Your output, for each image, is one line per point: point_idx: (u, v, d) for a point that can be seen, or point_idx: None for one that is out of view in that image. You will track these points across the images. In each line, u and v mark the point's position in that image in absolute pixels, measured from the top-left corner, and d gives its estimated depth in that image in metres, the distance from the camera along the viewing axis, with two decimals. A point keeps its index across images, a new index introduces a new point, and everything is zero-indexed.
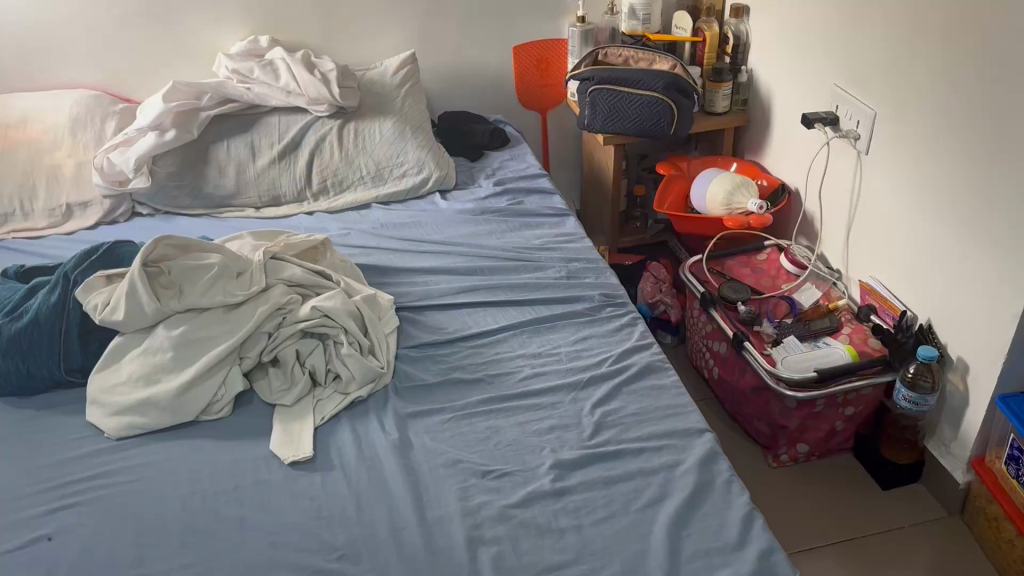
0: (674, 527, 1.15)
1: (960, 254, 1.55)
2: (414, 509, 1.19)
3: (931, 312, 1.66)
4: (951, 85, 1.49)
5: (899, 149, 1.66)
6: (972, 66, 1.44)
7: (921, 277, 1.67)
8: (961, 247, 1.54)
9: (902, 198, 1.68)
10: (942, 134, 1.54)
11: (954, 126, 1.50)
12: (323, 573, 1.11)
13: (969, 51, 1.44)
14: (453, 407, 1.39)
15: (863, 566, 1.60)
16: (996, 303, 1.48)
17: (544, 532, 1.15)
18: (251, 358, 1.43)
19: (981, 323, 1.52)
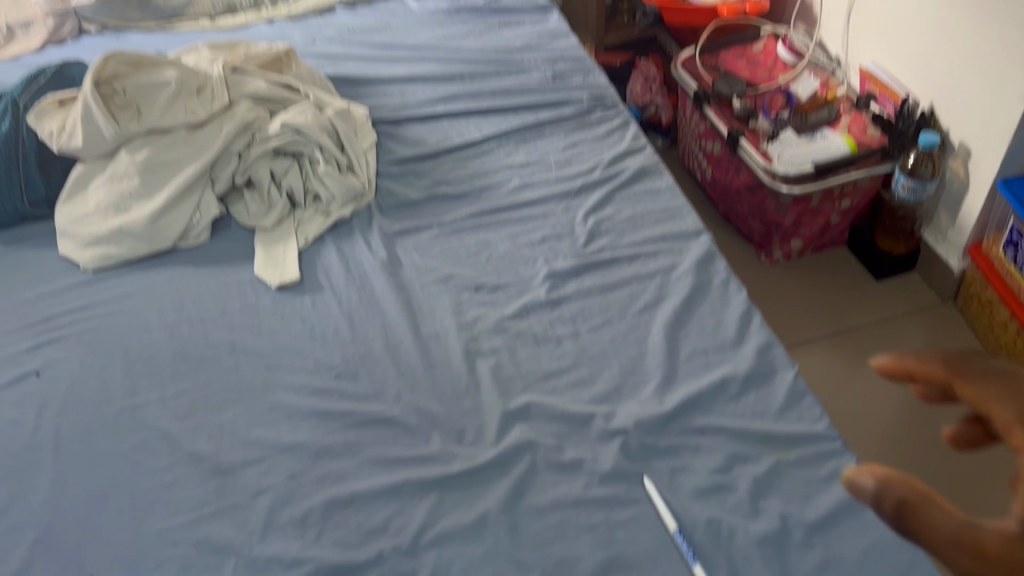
0: (672, 329, 1.14)
1: (970, 30, 1.44)
2: (408, 325, 1.17)
3: (936, 97, 1.58)
4: None
5: None
6: None
7: (929, 60, 1.57)
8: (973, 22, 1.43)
9: None
10: None
11: None
12: (322, 392, 1.11)
13: None
14: (441, 222, 1.34)
15: (859, 355, 1.64)
16: (1005, 80, 1.39)
17: (541, 341, 1.14)
18: (224, 181, 1.36)
19: (987, 103, 1.45)
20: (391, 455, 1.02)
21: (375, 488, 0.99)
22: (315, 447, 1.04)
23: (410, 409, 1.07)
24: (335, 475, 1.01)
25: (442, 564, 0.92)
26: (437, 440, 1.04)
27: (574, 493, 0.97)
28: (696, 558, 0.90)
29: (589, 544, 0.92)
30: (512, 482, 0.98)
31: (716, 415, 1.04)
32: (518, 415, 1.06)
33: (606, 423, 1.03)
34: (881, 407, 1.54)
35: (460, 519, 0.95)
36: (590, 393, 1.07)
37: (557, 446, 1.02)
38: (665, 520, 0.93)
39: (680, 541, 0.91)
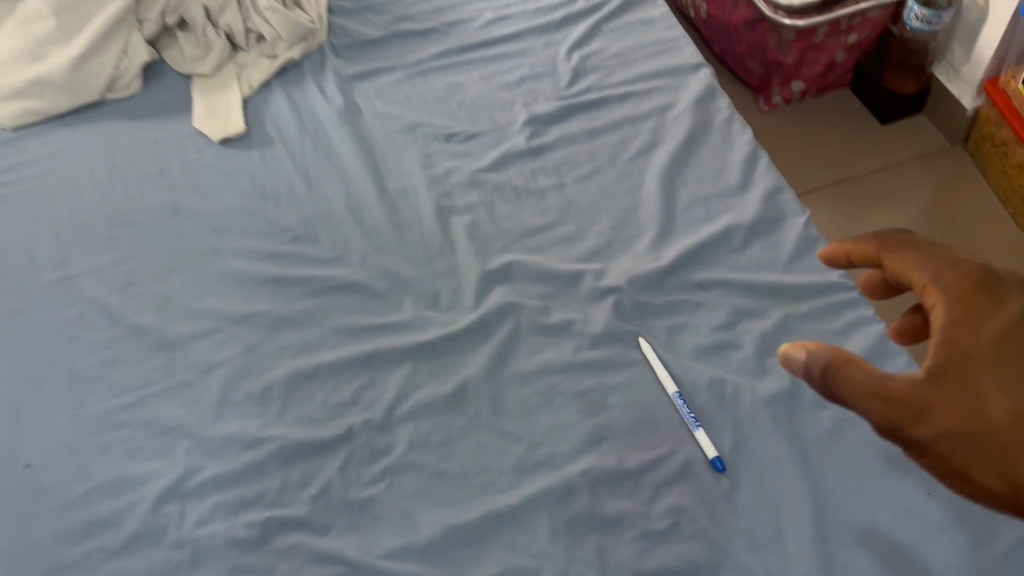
0: (668, 176, 1.02)
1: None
2: (372, 181, 1.04)
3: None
4: None
5: None
6: None
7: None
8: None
9: None
10: None
11: None
12: (277, 257, 0.99)
13: None
14: (405, 64, 1.18)
15: (862, 205, 1.55)
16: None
17: (522, 194, 1.02)
18: (153, 21, 1.19)
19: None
20: (359, 323, 0.92)
21: (342, 359, 0.89)
22: (273, 318, 0.93)
23: (378, 272, 0.96)
24: (298, 347, 0.91)
25: (418, 438, 0.83)
26: (409, 306, 0.93)
27: (563, 358, 0.88)
28: (698, 421, 0.82)
29: (580, 412, 0.84)
30: (493, 348, 0.89)
31: (718, 269, 0.93)
32: (499, 277, 0.95)
33: (596, 281, 0.93)
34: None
35: (437, 390, 0.86)
36: (578, 250, 0.96)
37: (542, 308, 0.92)
38: (662, 381, 0.85)
39: (681, 404, 0.83)
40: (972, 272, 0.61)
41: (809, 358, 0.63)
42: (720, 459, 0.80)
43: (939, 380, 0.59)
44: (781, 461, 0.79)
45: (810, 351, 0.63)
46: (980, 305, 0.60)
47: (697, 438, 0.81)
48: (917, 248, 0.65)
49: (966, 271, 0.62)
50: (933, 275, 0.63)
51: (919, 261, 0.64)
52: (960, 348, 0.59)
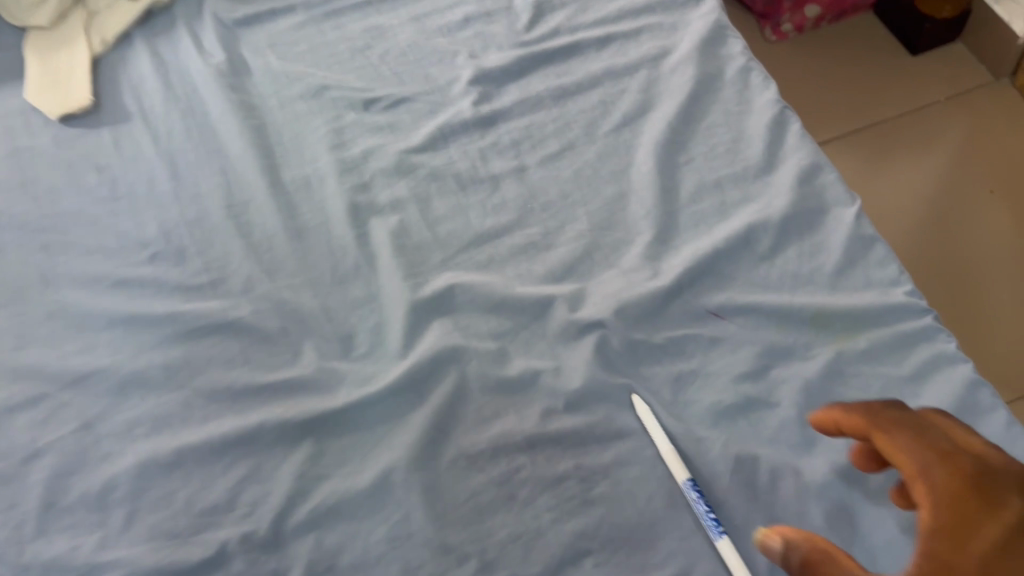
0: (667, 153, 0.74)
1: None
2: (260, 169, 0.76)
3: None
4: None
5: None
6: None
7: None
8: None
9: None
10: None
11: None
12: (131, 285, 0.72)
13: None
14: (309, 3, 0.88)
15: (889, 154, 1.27)
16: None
17: (468, 184, 0.74)
18: None
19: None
20: (238, 384, 0.65)
21: (216, 441, 0.63)
22: (121, 376, 0.67)
23: (266, 304, 0.69)
24: (156, 421, 0.65)
25: (321, 559, 0.58)
26: (311, 354, 0.66)
27: (526, 429, 0.62)
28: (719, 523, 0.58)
29: (551, 512, 0.59)
30: (428, 418, 0.63)
31: (740, 288, 0.67)
32: (436, 307, 0.69)
33: (570, 314, 0.67)
34: (910, 219, 1.20)
35: (348, 484, 0.61)
36: (546, 267, 0.70)
37: (498, 354, 0.66)
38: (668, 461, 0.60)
39: (695, 499, 0.58)
40: (974, 473, 0.48)
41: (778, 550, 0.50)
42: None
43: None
44: None
45: (787, 540, 0.50)
46: (974, 515, 0.46)
47: (721, 550, 0.57)
48: (917, 431, 0.51)
49: (964, 469, 0.48)
50: (924, 471, 0.49)
51: (914, 450, 0.50)
52: (941, 560, 0.45)
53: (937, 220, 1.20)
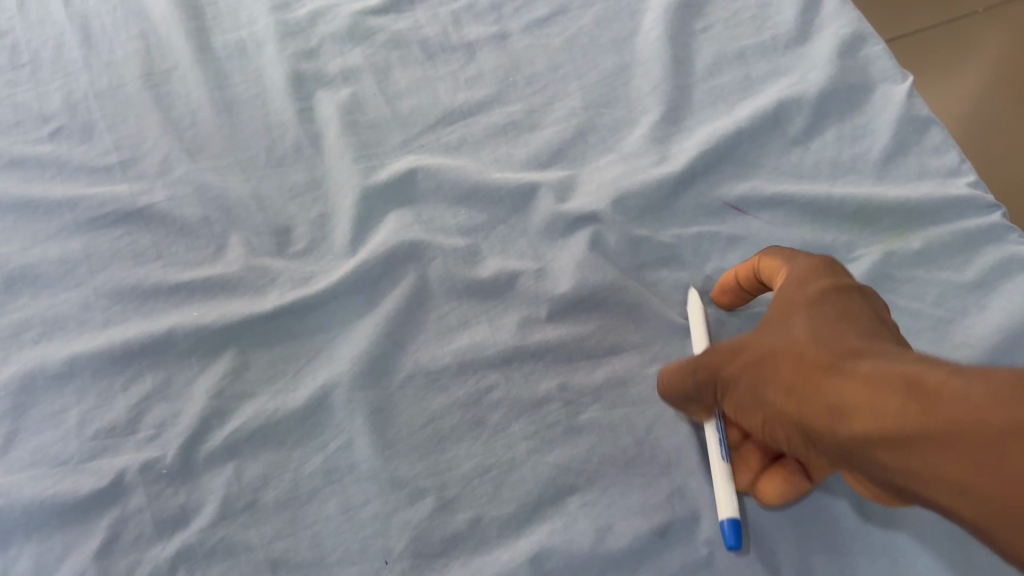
0: (680, 19, 0.61)
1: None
2: (187, 33, 0.63)
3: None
4: None
5: None
6: None
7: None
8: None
9: None
10: None
11: None
12: (23, 165, 0.59)
13: None
14: None
15: (933, 64, 1.13)
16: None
17: (436, 53, 0.61)
18: None
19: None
20: (149, 282, 0.53)
21: (117, 348, 0.51)
22: (8, 271, 0.54)
23: (186, 188, 0.56)
24: (47, 325, 0.53)
25: (241, 495, 0.47)
26: (238, 249, 0.54)
27: (500, 342, 0.50)
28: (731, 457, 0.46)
29: (528, 441, 0.47)
30: (379, 325, 0.51)
31: (765, 177, 0.55)
32: (394, 196, 0.56)
33: (557, 205, 0.54)
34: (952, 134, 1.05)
35: (278, 404, 0.49)
36: (529, 151, 0.57)
37: (468, 252, 0.54)
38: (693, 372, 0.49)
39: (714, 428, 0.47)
40: (832, 265, 0.43)
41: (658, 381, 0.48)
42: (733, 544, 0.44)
43: (766, 325, 0.39)
44: (895, 527, 0.44)
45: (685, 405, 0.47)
46: (822, 278, 0.41)
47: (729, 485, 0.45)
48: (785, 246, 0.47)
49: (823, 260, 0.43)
50: (786, 265, 0.44)
51: (780, 255, 0.45)
52: (785, 299, 0.40)
53: (993, 132, 1.05)
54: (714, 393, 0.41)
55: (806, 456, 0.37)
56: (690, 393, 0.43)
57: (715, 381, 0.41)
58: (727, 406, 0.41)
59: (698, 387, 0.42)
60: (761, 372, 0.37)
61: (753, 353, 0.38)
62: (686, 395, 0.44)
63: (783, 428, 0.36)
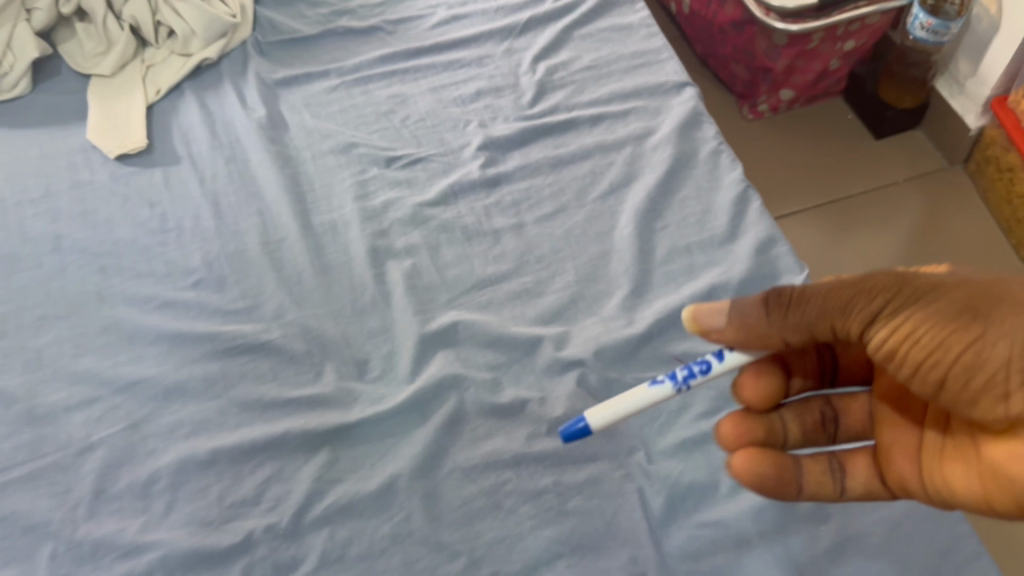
0: (646, 220, 0.86)
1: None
2: (294, 211, 0.87)
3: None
4: None
5: None
6: None
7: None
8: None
9: None
10: None
11: None
12: (174, 306, 0.82)
13: None
14: (341, 68, 1.00)
15: (845, 232, 1.42)
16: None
17: (473, 236, 0.86)
18: (44, 12, 1.01)
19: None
20: (267, 397, 0.76)
21: (246, 443, 0.73)
22: (166, 385, 0.77)
23: (294, 329, 0.80)
24: (195, 425, 0.75)
25: (333, 549, 0.68)
26: (331, 375, 0.77)
27: (514, 448, 0.73)
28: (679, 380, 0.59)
29: (531, 519, 0.69)
30: (430, 434, 0.73)
31: (701, 339, 0.79)
32: (441, 340, 0.79)
33: (556, 352, 0.78)
34: None
35: (359, 487, 0.71)
36: (537, 311, 0.81)
37: (492, 383, 0.77)
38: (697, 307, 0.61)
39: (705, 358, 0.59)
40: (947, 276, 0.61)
41: (754, 296, 0.58)
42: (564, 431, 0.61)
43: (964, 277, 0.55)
44: None
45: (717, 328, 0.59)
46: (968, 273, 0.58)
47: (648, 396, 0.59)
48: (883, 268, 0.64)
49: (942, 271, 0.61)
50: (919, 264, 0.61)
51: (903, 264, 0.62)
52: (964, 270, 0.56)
53: None
54: (896, 309, 0.54)
55: (979, 401, 0.51)
56: (855, 299, 0.55)
57: (917, 298, 0.53)
58: (899, 322, 0.53)
59: (876, 296, 0.54)
60: (993, 299, 0.51)
61: (971, 288, 0.53)
62: (854, 302, 0.55)
63: (996, 357, 0.50)
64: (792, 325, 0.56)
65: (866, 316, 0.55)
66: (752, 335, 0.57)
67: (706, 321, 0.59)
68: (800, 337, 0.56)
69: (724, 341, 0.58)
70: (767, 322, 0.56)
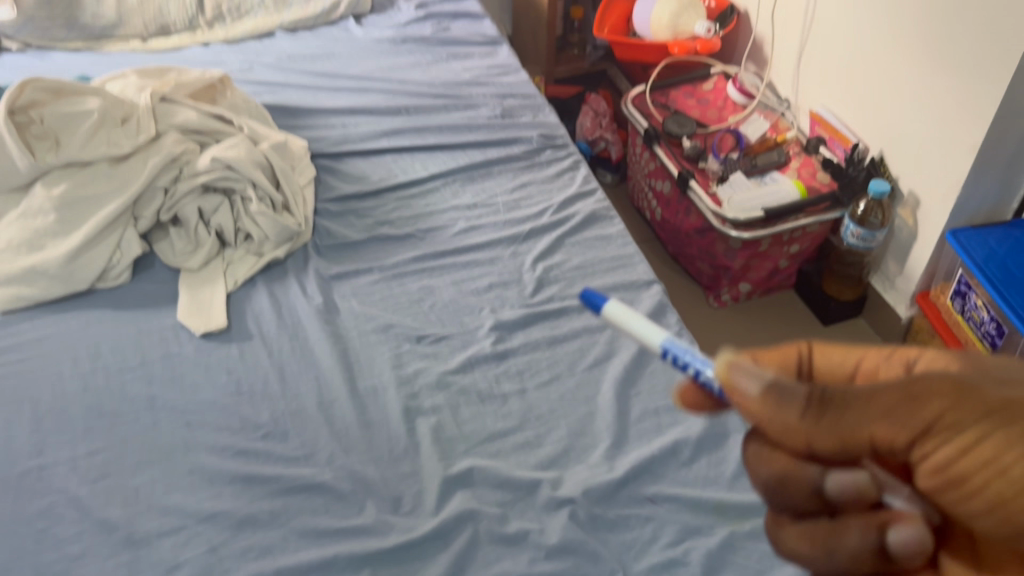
0: (623, 388, 1.09)
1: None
2: (343, 378, 1.10)
3: (921, 69, 1.43)
4: None
5: None
6: None
7: (905, 33, 1.44)
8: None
9: (847, 62, 1.61)
10: None
11: None
12: (247, 453, 1.02)
13: None
14: (383, 266, 1.27)
15: None
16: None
17: (485, 398, 1.08)
18: (148, 219, 1.26)
19: (986, 32, 1.27)
20: (320, 526, 0.94)
21: (303, 563, 0.90)
22: (239, 517, 0.95)
23: (343, 472, 1.00)
24: (261, 549, 0.92)
25: None
26: (372, 509, 0.96)
27: (518, 569, 0.91)
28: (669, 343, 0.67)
29: None
30: (452, 557, 0.91)
31: (667, 483, 0.99)
32: (460, 481, 0.99)
33: (552, 491, 0.97)
34: None
35: None
36: (538, 458, 1.02)
37: (500, 517, 0.95)
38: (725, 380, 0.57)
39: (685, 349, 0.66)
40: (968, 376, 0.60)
41: (794, 386, 0.55)
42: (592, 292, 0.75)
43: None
44: None
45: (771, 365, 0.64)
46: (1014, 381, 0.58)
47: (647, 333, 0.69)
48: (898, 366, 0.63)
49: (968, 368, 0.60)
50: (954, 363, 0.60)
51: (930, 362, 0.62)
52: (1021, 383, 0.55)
53: None
54: (952, 426, 0.53)
55: None
56: (902, 406, 0.53)
57: (986, 415, 0.52)
58: (954, 438, 0.53)
59: (933, 403, 0.53)
60: None
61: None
62: (903, 410, 0.53)
63: None
64: (826, 431, 0.54)
65: (924, 424, 0.53)
66: (777, 424, 0.55)
67: (738, 381, 0.56)
68: (829, 442, 0.54)
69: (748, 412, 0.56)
70: (799, 423, 0.54)
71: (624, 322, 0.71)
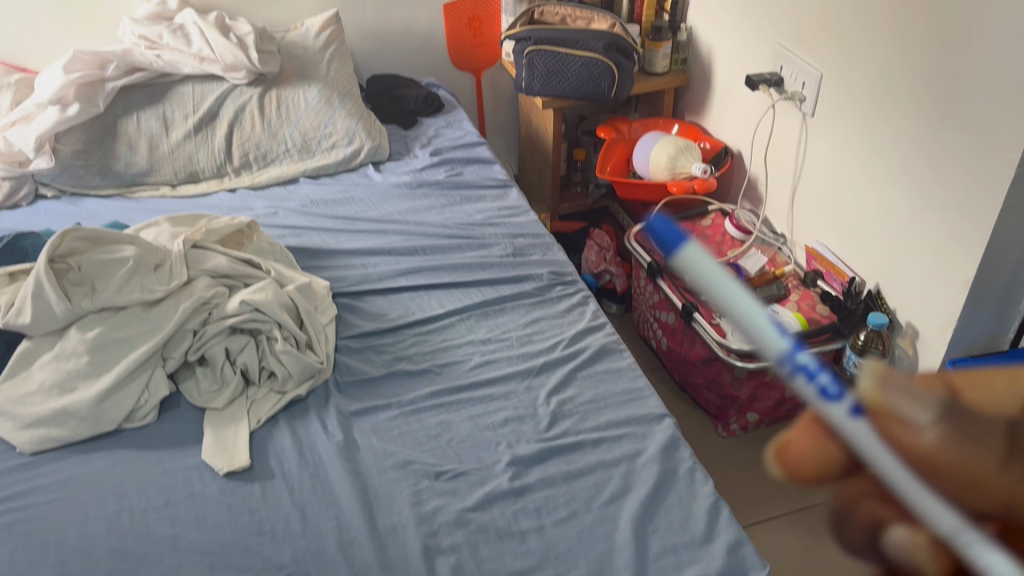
0: (640, 523, 1.10)
1: (936, 126, 1.41)
2: (364, 516, 1.12)
3: (911, 210, 1.52)
4: (897, 70, 1.47)
5: (842, 125, 1.64)
6: (913, 55, 1.42)
7: (898, 175, 1.52)
8: (939, 114, 1.40)
9: (838, 203, 1.72)
10: (885, 115, 1.53)
11: (895, 110, 1.50)
12: None
13: (908, 40, 1.43)
14: (401, 402, 1.31)
15: None
16: (1006, 124, 1.27)
17: (504, 536, 1.10)
18: (176, 359, 1.31)
19: (971, 175, 1.36)
20: None
21: None
22: None
23: None
24: None
25: None
26: None
27: None
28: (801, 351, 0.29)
29: None
30: None
31: None
32: None
33: None
34: None
35: None
36: None
37: None
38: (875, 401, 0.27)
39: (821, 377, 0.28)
40: None
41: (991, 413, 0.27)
42: (662, 218, 0.32)
43: None
44: None
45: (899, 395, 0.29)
46: None
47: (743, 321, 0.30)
48: None
49: None
50: None
51: None
52: None
53: None
54: None
55: None
56: None
57: None
58: None
59: None
60: None
61: None
62: None
63: None
64: None
65: None
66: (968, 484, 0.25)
67: (898, 402, 0.26)
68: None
69: (911, 464, 0.25)
70: (996, 476, 0.25)
71: (704, 285, 0.30)
